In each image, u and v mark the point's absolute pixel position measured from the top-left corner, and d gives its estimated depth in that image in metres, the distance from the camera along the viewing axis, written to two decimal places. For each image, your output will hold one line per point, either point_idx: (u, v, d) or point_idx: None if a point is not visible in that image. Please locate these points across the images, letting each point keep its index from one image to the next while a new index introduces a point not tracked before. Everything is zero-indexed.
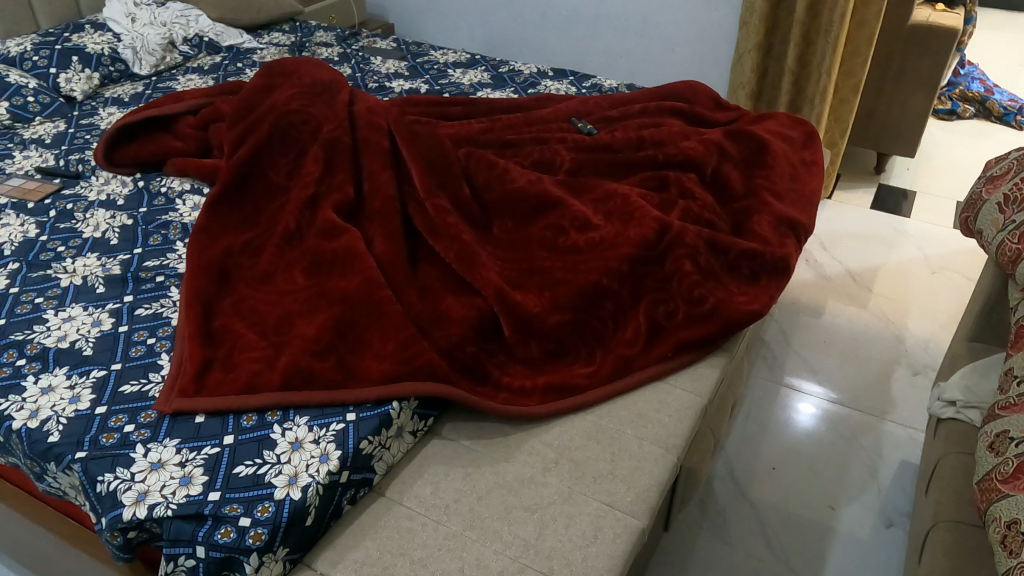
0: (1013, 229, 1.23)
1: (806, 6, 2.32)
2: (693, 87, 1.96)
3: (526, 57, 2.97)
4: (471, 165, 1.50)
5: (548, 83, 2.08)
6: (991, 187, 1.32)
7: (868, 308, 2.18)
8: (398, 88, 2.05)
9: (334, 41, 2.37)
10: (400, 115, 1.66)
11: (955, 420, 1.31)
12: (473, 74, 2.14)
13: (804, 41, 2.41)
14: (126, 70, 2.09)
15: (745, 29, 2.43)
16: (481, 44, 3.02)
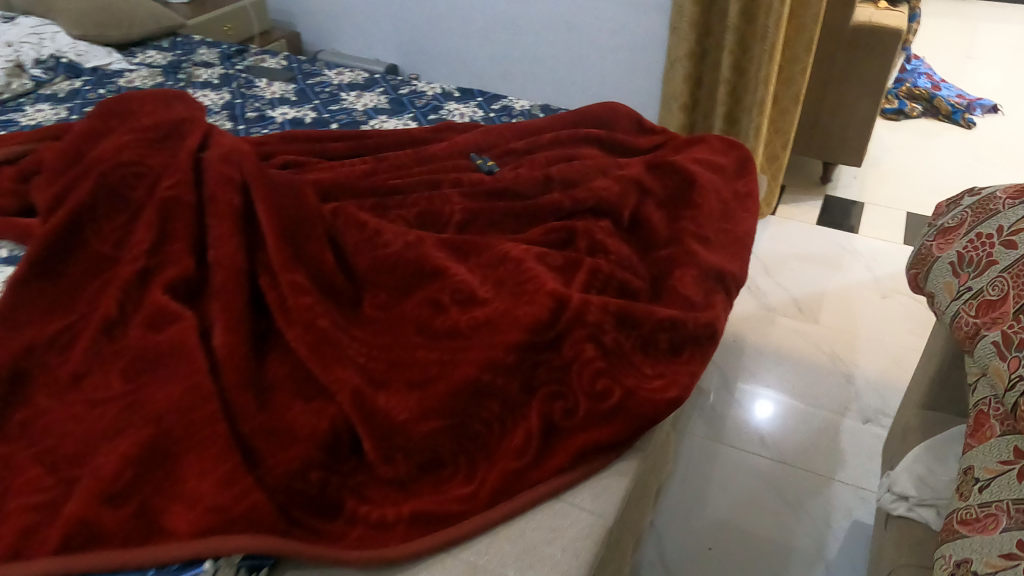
0: (969, 297, 1.02)
1: (739, 10, 2.13)
2: (614, 108, 1.75)
3: (444, 70, 2.73)
4: (340, 222, 1.26)
5: (454, 107, 1.84)
6: (944, 242, 1.12)
7: (815, 342, 1.99)
8: (281, 117, 1.79)
9: (217, 58, 2.07)
10: (265, 164, 1.42)
11: (907, 520, 1.11)
12: (369, 98, 1.88)
13: (739, 48, 2.23)
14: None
15: (675, 35, 2.23)
16: (398, 51, 2.75)
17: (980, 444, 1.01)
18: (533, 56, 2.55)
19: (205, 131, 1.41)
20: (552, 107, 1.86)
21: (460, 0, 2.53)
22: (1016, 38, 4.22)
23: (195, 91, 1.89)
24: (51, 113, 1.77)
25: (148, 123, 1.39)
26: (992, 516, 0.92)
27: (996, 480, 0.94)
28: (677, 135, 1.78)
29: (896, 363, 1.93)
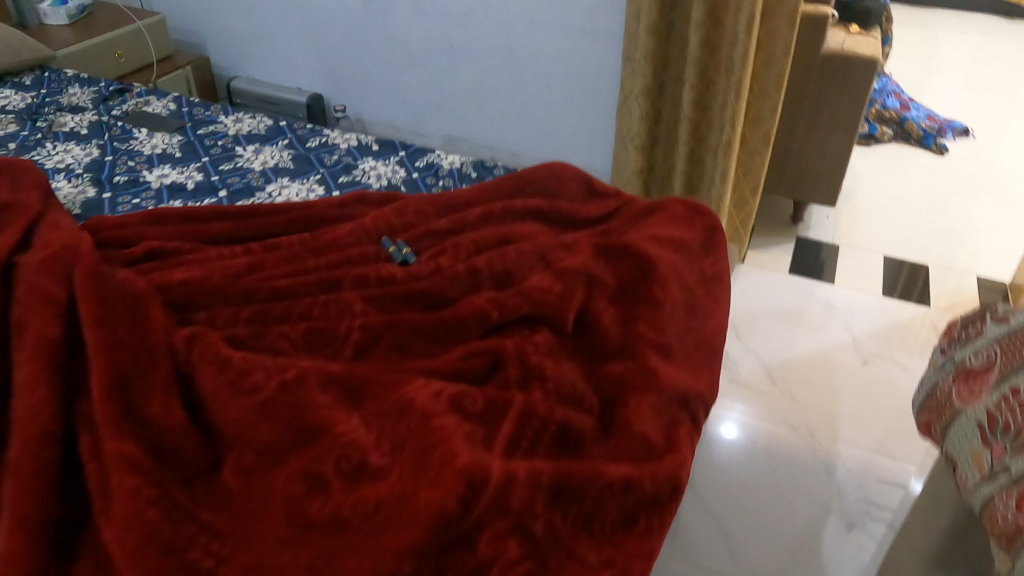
0: (1003, 482, 0.76)
1: (700, 41, 1.88)
2: (559, 168, 1.48)
3: (375, 101, 2.44)
4: (195, 354, 0.96)
5: (370, 165, 1.55)
6: (968, 393, 0.86)
7: (798, 422, 1.76)
8: (158, 181, 1.49)
9: (92, 102, 1.77)
10: (116, 269, 1.13)
11: None
12: (269, 153, 1.59)
13: (702, 82, 1.98)
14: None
15: (630, 67, 1.97)
16: (319, 78, 2.46)
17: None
18: (471, 87, 2.28)
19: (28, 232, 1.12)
20: (487, 163, 1.58)
21: (389, 24, 2.25)
22: (977, 50, 4.05)
23: (56, 147, 1.59)
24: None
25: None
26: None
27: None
28: (635, 198, 1.51)
29: (894, 443, 1.71)
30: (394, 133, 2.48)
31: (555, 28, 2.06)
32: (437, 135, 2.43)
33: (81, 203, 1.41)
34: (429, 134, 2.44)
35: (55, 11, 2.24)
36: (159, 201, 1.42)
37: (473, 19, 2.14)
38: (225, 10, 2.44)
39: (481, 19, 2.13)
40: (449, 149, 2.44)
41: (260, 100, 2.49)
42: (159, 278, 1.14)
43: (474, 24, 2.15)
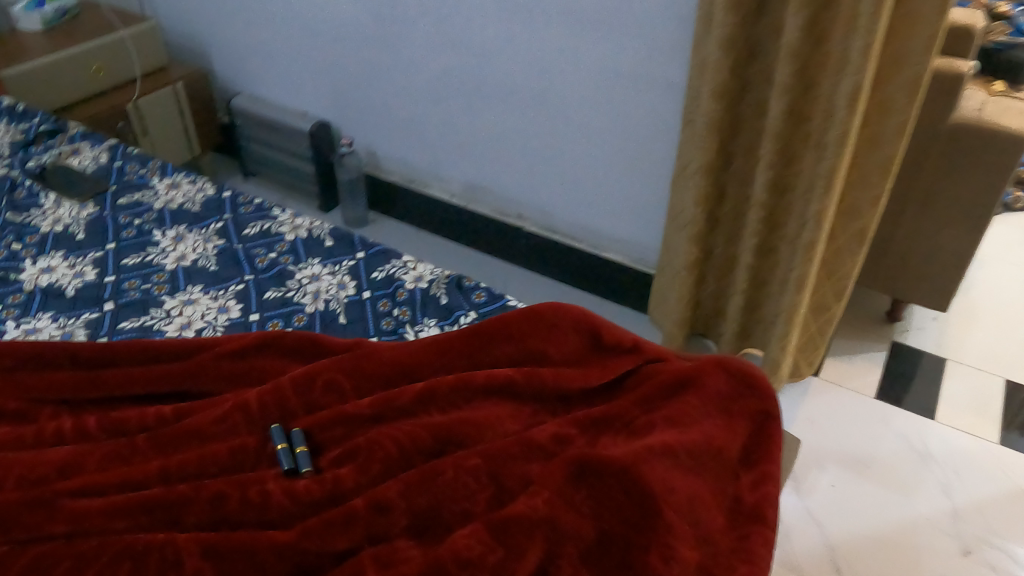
0: None
1: (784, 110, 1.38)
2: (549, 312, 1.04)
3: (383, 133, 2.02)
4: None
5: (313, 273, 1.18)
6: None
7: None
8: (34, 281, 1.15)
9: (10, 146, 1.49)
10: None
11: None
12: (192, 243, 1.23)
13: (783, 158, 1.48)
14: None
15: (690, 130, 1.46)
16: (327, 101, 2.06)
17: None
18: (497, 133, 1.80)
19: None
20: (468, 280, 1.17)
21: (400, 46, 1.81)
22: None
23: None
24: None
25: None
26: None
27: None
28: (659, 350, 1.08)
29: None
30: (409, 173, 2.05)
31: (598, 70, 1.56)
32: (456, 181, 1.97)
33: None
34: (447, 179, 1.98)
35: (27, 14, 1.91)
36: (23, 315, 1.09)
37: (499, 51, 1.66)
38: (226, 18, 2.10)
39: (509, 53, 1.65)
40: (471, 200, 1.97)
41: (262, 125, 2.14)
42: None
43: (500, 58, 1.67)
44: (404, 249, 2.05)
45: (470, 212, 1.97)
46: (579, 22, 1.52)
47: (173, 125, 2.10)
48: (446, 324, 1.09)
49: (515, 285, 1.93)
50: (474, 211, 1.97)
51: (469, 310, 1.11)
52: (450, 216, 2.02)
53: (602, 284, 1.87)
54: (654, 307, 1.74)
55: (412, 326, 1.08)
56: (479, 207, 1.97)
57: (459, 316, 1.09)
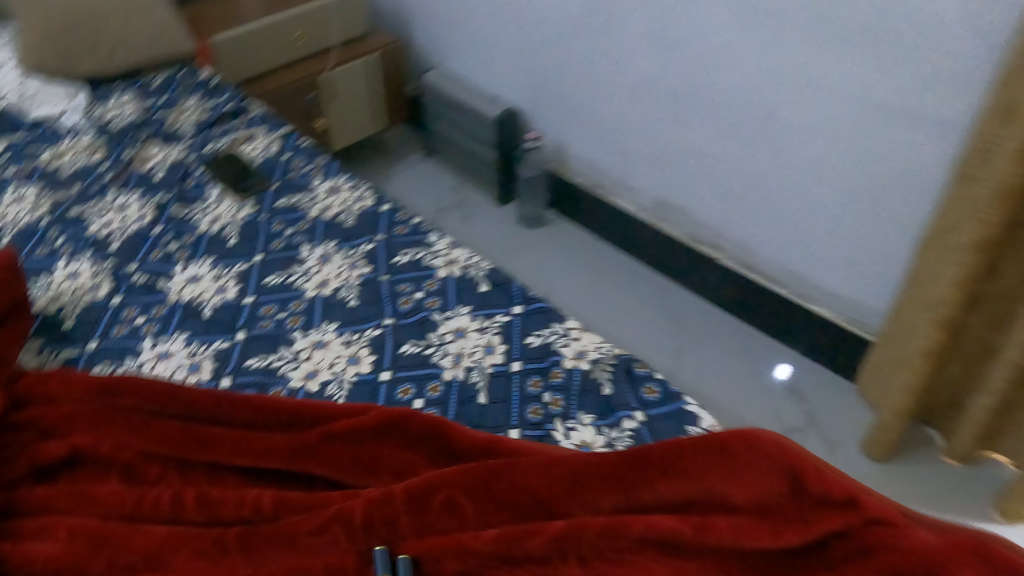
0: None
1: None
2: (736, 445, 0.76)
3: (573, 130, 1.79)
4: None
5: (459, 327, 1.01)
6: None
7: None
8: (178, 293, 1.08)
9: (193, 126, 1.45)
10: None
11: None
12: (339, 266, 1.10)
13: None
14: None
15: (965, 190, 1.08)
16: (519, 88, 1.85)
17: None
18: (705, 151, 1.53)
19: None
20: (640, 365, 0.95)
21: (608, 40, 1.56)
22: None
23: (115, 199, 1.28)
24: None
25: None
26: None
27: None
28: (889, 508, 0.73)
29: None
30: (596, 178, 1.82)
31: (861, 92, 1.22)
32: (648, 195, 1.71)
33: (78, 312, 1.06)
34: (639, 191, 1.73)
35: None
36: (160, 333, 1.01)
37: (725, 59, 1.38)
38: None
39: (738, 65, 1.36)
40: (662, 218, 1.72)
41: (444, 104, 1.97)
42: (17, 559, 0.75)
43: (727, 70, 1.39)
44: (578, 260, 1.85)
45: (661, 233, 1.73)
46: (835, 38, 1.20)
47: (362, 100, 1.97)
48: (605, 425, 0.88)
49: (698, 323, 1.68)
50: (663, 231, 1.72)
51: (634, 411, 0.89)
52: (636, 232, 1.78)
53: (807, 341, 1.56)
54: (868, 379, 1.42)
55: (563, 421, 0.89)
56: (670, 226, 1.72)
57: (622, 417, 0.88)
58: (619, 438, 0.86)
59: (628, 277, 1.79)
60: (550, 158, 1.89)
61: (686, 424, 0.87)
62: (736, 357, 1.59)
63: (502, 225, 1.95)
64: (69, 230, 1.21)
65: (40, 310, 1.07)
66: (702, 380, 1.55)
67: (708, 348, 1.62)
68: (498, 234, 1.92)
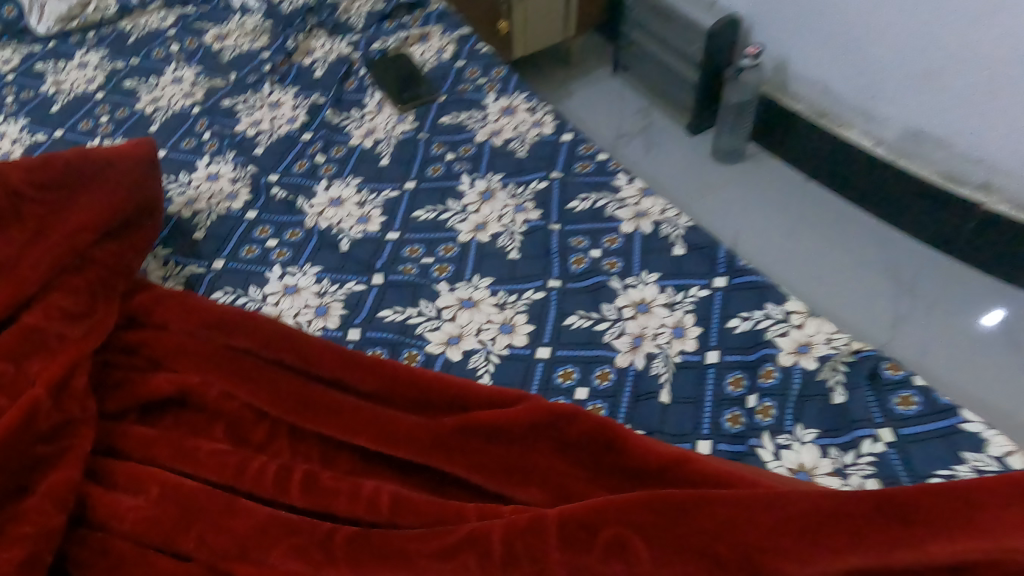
0: None
1: None
2: None
3: (796, 29, 1.35)
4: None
5: (642, 298, 0.80)
6: None
7: None
8: (316, 218, 0.93)
9: (365, 17, 1.27)
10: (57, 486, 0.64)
11: None
12: (503, 205, 0.91)
13: None
14: (18, 20, 1.29)
15: None
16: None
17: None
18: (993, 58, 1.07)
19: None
20: (889, 366, 0.70)
21: None
22: None
23: (270, 94, 1.14)
24: (18, 143, 1.09)
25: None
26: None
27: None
28: None
29: None
30: (820, 101, 1.39)
31: None
32: (892, 125, 1.27)
33: (211, 222, 0.95)
34: (881, 120, 1.29)
35: None
36: (291, 262, 0.88)
37: None
38: None
39: None
40: (909, 155, 1.27)
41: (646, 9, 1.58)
42: (102, 512, 0.66)
43: None
44: (781, 204, 1.45)
45: (900, 179, 1.30)
46: None
47: (558, 8, 1.68)
48: (833, 445, 0.66)
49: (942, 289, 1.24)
50: (911, 171, 1.27)
51: (879, 431, 0.65)
52: None
53: None
54: None
55: (773, 436, 0.67)
56: (919, 165, 1.27)
57: (859, 439, 0.65)
58: (854, 467, 0.64)
59: (844, 225, 1.37)
60: (768, 77, 1.48)
61: (959, 458, 0.63)
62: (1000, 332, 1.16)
63: (692, 161, 1.59)
64: (218, 123, 1.10)
65: (174, 213, 0.96)
66: (964, 374, 1.12)
67: (956, 323, 1.19)
68: (684, 172, 1.56)
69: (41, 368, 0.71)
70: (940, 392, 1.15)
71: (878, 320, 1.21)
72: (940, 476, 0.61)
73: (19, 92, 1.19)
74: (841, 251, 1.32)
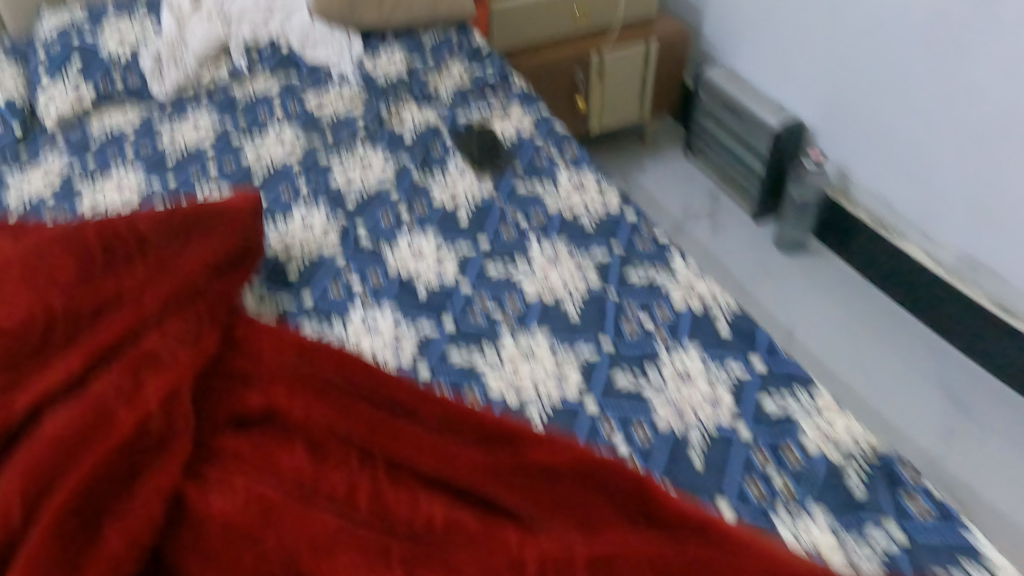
0: None
1: None
2: None
3: (873, 154, 1.44)
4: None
5: (686, 369, 0.87)
6: None
7: None
8: (399, 266, 1.04)
9: (452, 93, 1.43)
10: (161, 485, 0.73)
11: None
12: (567, 271, 1.00)
13: None
14: (141, 88, 1.43)
15: None
16: (817, 98, 1.54)
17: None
18: None
19: (88, 364, 0.81)
20: (907, 471, 0.77)
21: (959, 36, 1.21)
22: None
23: (362, 155, 1.28)
24: (136, 193, 1.24)
25: (12, 319, 0.81)
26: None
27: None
28: None
29: None
30: (884, 214, 1.47)
31: None
32: (953, 249, 1.34)
33: (302, 266, 1.06)
34: (941, 240, 1.36)
35: None
36: (371, 305, 0.99)
37: None
38: None
39: None
40: (967, 279, 1.34)
41: (723, 104, 1.70)
42: (197, 510, 0.74)
43: None
44: (844, 301, 1.52)
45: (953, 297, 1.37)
46: None
47: (633, 88, 1.82)
48: (845, 530, 0.71)
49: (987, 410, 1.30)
50: (965, 294, 1.33)
51: (889, 524, 0.72)
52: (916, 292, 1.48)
53: None
54: None
55: (790, 511, 0.73)
56: (975, 292, 1.33)
57: (870, 528, 0.71)
58: (862, 553, 0.69)
59: (897, 334, 1.44)
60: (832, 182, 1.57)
61: (958, 565, 0.68)
62: None
63: (757, 246, 1.67)
64: (314, 177, 1.24)
65: (270, 255, 1.07)
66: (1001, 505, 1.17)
67: (999, 449, 1.24)
68: (749, 257, 1.64)
69: (156, 385, 0.81)
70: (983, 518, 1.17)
71: (916, 417, 1.30)
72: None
73: (139, 147, 1.34)
74: (894, 360, 1.39)
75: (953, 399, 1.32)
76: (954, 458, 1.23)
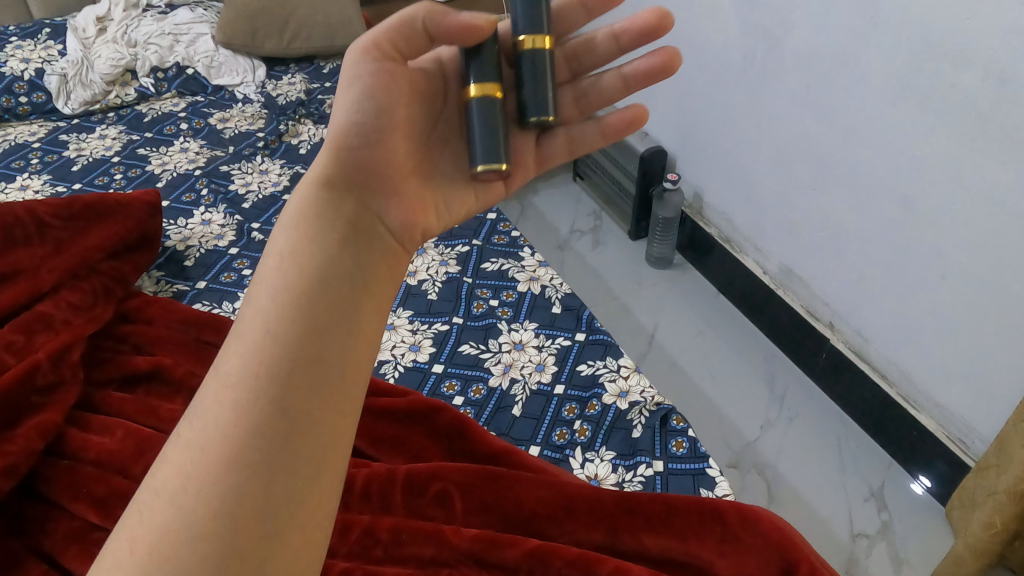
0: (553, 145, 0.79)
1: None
2: (733, 519, 0.78)
3: (717, 182, 1.75)
4: None
5: (519, 340, 1.05)
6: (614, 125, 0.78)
7: None
8: None
9: None
10: (43, 424, 0.83)
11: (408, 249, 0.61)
12: (429, 262, 1.18)
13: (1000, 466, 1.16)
14: (46, 103, 1.54)
15: (1003, 447, 1.14)
16: (674, 130, 1.83)
17: (654, 50, 0.76)
18: (836, 226, 1.44)
19: None
20: (678, 418, 0.94)
21: (763, 85, 1.50)
22: None
23: (261, 164, 1.40)
24: (41, 193, 1.32)
25: None
26: (373, 84, 0.64)
27: (461, 60, 0.71)
28: None
29: None
30: (728, 231, 1.77)
31: (977, 223, 1.15)
32: (774, 260, 1.65)
33: (200, 254, 1.20)
34: (766, 254, 1.67)
35: None
36: None
37: (874, 139, 1.29)
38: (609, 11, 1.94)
39: (882, 138, 1.27)
40: (785, 286, 1.65)
41: None
42: (77, 445, 0.85)
43: (870, 143, 1.30)
44: (698, 308, 1.82)
45: (779, 298, 1.66)
46: (969, 143, 1.12)
47: None
48: (621, 465, 0.89)
49: (794, 397, 1.61)
50: (783, 299, 1.64)
51: (654, 460, 0.90)
52: (763, 298, 1.71)
53: (911, 451, 1.43)
54: (955, 509, 1.30)
55: (582, 451, 0.91)
56: (792, 296, 1.64)
57: (639, 462, 0.89)
58: (630, 481, 0.87)
59: (736, 338, 1.75)
60: (689, 202, 1.88)
61: (700, 488, 0.86)
62: (823, 446, 1.52)
63: (631, 262, 1.95)
64: (215, 182, 1.35)
65: (171, 246, 1.20)
66: (794, 474, 1.47)
67: (800, 430, 1.55)
68: (622, 270, 1.93)
69: (46, 341, 0.92)
70: (780, 485, 1.46)
71: (737, 406, 1.60)
72: (680, 491, 0.86)
73: (44, 156, 1.43)
74: (730, 356, 1.71)
75: (772, 392, 1.62)
76: (762, 438, 1.54)
